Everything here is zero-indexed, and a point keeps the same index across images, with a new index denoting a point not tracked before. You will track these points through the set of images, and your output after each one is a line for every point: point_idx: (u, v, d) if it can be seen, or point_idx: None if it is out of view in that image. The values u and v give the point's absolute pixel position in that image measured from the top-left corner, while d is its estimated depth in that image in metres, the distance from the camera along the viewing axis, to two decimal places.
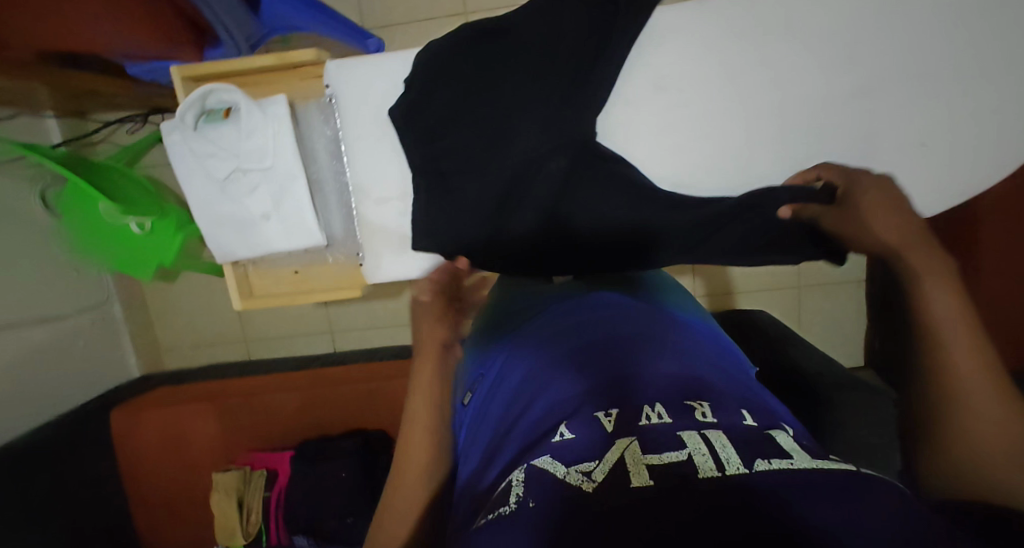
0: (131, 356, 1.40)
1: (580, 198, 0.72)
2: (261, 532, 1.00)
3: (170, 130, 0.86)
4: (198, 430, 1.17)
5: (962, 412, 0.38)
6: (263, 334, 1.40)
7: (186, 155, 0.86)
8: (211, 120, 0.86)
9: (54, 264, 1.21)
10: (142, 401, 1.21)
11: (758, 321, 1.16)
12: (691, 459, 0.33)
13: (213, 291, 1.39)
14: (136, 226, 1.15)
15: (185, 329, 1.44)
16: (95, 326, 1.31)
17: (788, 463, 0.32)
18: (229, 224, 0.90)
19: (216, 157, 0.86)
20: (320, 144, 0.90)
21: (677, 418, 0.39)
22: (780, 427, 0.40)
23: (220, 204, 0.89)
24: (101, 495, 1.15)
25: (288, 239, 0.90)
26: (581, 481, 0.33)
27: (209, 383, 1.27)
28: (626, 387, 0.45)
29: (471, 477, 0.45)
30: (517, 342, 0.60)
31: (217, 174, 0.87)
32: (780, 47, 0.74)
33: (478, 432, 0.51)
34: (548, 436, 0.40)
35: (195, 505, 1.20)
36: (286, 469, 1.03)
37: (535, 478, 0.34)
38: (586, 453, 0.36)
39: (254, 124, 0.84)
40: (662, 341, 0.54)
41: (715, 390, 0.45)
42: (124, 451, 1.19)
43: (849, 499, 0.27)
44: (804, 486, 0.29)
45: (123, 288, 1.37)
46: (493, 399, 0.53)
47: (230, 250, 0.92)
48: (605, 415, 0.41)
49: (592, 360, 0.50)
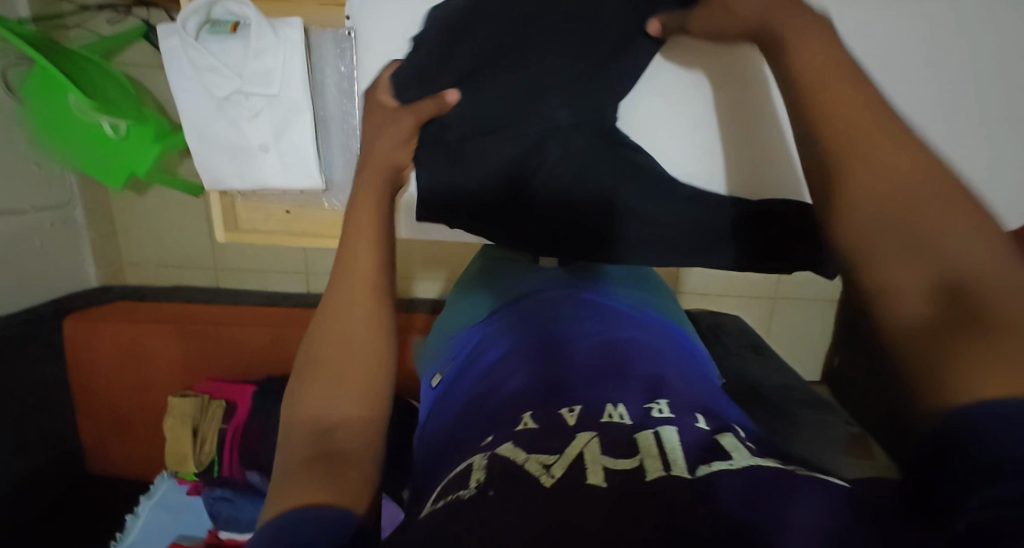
0: (90, 264, 1.33)
1: (589, 177, 0.71)
2: (213, 463, 0.98)
3: (168, 35, 0.82)
4: (156, 351, 1.13)
5: (881, 177, 0.33)
6: (235, 263, 1.35)
7: (185, 65, 0.83)
8: (216, 32, 0.82)
9: (13, 153, 1.12)
10: (99, 312, 1.16)
11: (731, 325, 1.19)
12: (641, 465, 0.33)
13: (185, 210, 1.32)
14: (109, 127, 1.06)
15: (151, 245, 1.37)
16: (54, 226, 1.23)
17: (727, 464, 0.32)
18: (225, 149, 0.87)
19: (217, 73, 0.83)
20: (328, 80, 0.84)
21: (637, 418, 0.40)
22: (730, 429, 0.39)
23: (218, 124, 0.86)
24: (47, 401, 1.11)
25: (284, 176, 0.86)
26: (540, 473, 0.33)
27: (172, 304, 1.22)
28: (595, 384, 0.45)
29: (434, 453, 0.46)
30: (491, 331, 0.61)
31: (217, 92, 0.84)
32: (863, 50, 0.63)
33: (446, 407, 0.52)
34: (512, 424, 0.40)
35: (147, 426, 1.18)
36: (247, 403, 1.01)
37: (496, 465, 0.34)
38: (547, 444, 0.36)
39: (265, 44, 0.79)
40: (634, 343, 0.54)
41: (677, 391, 0.45)
42: (75, 362, 1.15)
43: (779, 501, 0.28)
44: (749, 489, 0.29)
45: (88, 192, 1.28)
46: (466, 379, 0.54)
47: (219, 176, 0.88)
48: (567, 411, 0.41)
49: (560, 355, 0.51)
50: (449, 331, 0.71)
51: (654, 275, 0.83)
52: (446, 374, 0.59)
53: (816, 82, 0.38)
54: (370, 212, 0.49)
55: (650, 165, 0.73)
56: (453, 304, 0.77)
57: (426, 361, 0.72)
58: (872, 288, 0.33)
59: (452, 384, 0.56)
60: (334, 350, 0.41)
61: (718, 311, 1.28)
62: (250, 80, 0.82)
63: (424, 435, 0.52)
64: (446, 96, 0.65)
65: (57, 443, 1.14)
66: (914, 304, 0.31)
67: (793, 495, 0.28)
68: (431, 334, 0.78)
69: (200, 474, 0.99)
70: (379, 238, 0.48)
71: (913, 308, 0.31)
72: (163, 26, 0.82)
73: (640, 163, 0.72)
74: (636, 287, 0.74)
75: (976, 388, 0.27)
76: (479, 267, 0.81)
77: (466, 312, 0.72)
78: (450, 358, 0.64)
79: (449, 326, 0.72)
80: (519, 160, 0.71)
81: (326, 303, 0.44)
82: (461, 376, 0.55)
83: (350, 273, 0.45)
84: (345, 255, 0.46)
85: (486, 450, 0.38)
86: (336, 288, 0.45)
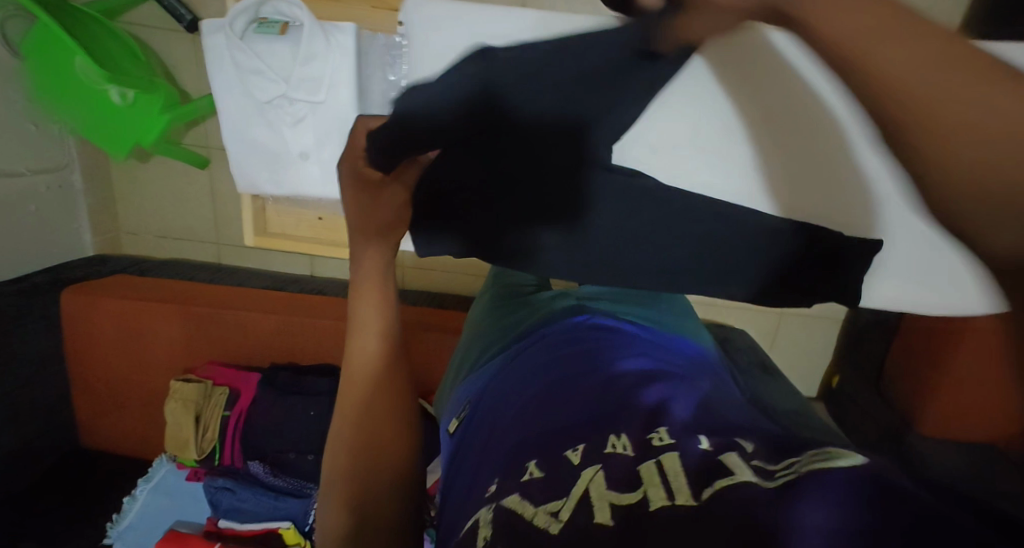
0: (87, 233, 1.28)
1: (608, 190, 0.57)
2: (215, 450, 0.98)
3: (213, 31, 0.78)
4: (157, 330, 1.10)
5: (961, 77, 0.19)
6: (239, 242, 1.31)
7: (226, 64, 0.79)
8: (263, 32, 0.78)
9: (11, 113, 1.06)
10: (98, 285, 1.12)
11: (739, 342, 1.20)
12: (646, 496, 0.31)
13: (189, 183, 1.27)
14: (117, 96, 1.01)
15: (152, 215, 1.32)
16: (51, 191, 1.18)
17: (729, 480, 0.31)
18: (261, 153, 0.83)
19: (262, 76, 0.78)
20: (372, 86, 0.82)
21: (639, 449, 0.39)
22: (737, 445, 0.37)
23: (257, 124, 0.82)
24: (42, 373, 1.09)
25: (320, 185, 0.84)
26: (549, 522, 0.31)
27: (173, 282, 1.19)
28: (604, 422, 0.44)
29: (452, 505, 0.45)
30: (499, 375, 0.62)
31: (259, 95, 0.79)
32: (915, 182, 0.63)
33: (465, 455, 0.51)
34: (517, 474, 0.39)
35: (147, 405, 1.16)
36: (251, 392, 0.99)
37: (502, 521, 0.33)
38: (555, 490, 0.35)
39: (315, 49, 0.77)
40: (643, 374, 0.54)
41: (680, 416, 0.43)
42: (73, 338, 1.12)
43: (776, 511, 0.26)
44: (751, 504, 0.27)
45: (88, 157, 1.23)
46: (483, 424, 0.53)
47: (254, 182, 0.86)
48: (572, 449, 0.40)
49: (563, 393, 0.51)
50: (464, 374, 0.73)
51: (676, 303, 0.85)
52: (462, 422, 0.59)
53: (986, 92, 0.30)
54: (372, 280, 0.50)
55: (674, 193, 0.60)
56: (471, 345, 0.79)
57: (443, 405, 0.73)
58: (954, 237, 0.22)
59: (471, 428, 0.56)
60: (356, 431, 0.45)
61: (727, 324, 1.27)
62: (296, 86, 0.78)
63: (443, 476, 0.52)
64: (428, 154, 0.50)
65: (51, 415, 1.12)
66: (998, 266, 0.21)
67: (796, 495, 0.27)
68: (450, 375, 0.80)
69: (201, 461, 0.98)
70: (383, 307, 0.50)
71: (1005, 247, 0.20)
72: (209, 22, 0.78)
73: (658, 194, 0.59)
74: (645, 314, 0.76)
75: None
76: (495, 308, 0.83)
77: (481, 353, 0.73)
78: (463, 400, 0.65)
79: (467, 368, 0.73)
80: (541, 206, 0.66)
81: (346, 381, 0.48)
82: (479, 420, 0.55)
83: (362, 349, 0.49)
84: (354, 329, 0.49)
85: (491, 499, 0.37)
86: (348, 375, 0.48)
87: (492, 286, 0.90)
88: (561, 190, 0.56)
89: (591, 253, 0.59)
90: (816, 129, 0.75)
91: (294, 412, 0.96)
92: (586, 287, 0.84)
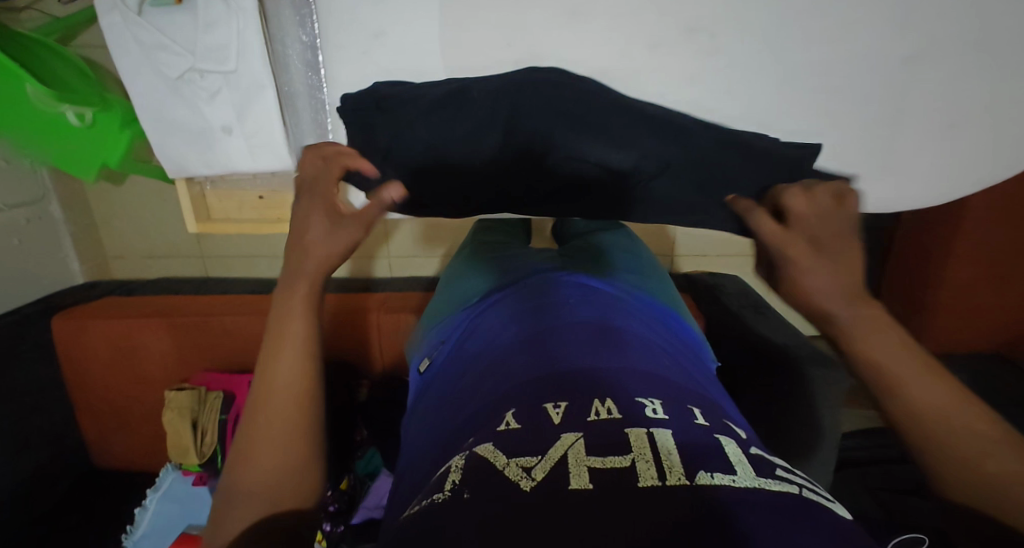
0: (74, 260, 1.29)
1: (545, 105, 0.57)
2: (215, 453, 0.98)
3: (107, 8, 0.60)
4: (149, 345, 1.11)
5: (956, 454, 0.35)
6: (222, 251, 1.32)
7: (131, 48, 0.61)
8: (158, 2, 0.59)
9: None
10: (85, 308, 1.12)
11: (727, 286, 1.18)
12: (634, 466, 0.33)
13: (165, 199, 1.27)
14: (74, 117, 0.98)
15: (135, 235, 1.33)
16: (32, 224, 1.18)
17: (730, 480, 0.32)
18: (184, 135, 0.66)
19: (169, 51, 0.61)
20: (291, 54, 0.60)
21: (628, 413, 0.39)
22: (730, 431, 0.39)
23: (177, 107, 0.64)
24: (45, 401, 1.10)
25: (252, 161, 0.66)
26: (521, 477, 0.34)
27: (160, 297, 1.19)
28: (583, 379, 0.45)
29: (420, 459, 0.47)
30: (479, 323, 0.63)
31: (170, 73, 0.62)
32: (925, 76, 0.55)
33: (441, 406, 0.52)
34: (494, 424, 0.41)
35: (150, 420, 1.18)
36: (245, 392, 0.99)
37: (473, 467, 0.36)
38: (532, 446, 0.37)
39: (216, 13, 0.58)
40: (628, 333, 0.54)
41: (671, 389, 0.44)
42: (68, 363, 1.13)
43: (780, 528, 0.28)
44: (747, 511, 0.29)
45: (64, 185, 1.23)
46: (464, 375, 0.54)
47: (185, 162, 0.68)
48: (553, 407, 0.41)
49: (546, 345, 0.51)
50: (438, 318, 0.74)
51: (650, 258, 0.86)
52: (439, 371, 0.60)
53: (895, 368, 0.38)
54: (342, 239, 0.47)
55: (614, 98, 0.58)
56: (446, 291, 0.80)
57: (420, 340, 0.75)
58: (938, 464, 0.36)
59: (452, 376, 0.56)
60: (279, 389, 0.43)
61: (716, 271, 1.24)
62: (205, 57, 0.60)
63: (417, 416, 0.55)
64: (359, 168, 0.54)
65: (59, 441, 1.14)
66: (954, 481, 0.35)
67: (792, 524, 0.28)
68: (424, 319, 0.81)
69: (204, 465, 0.98)
70: (323, 275, 0.47)
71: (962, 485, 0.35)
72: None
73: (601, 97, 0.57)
74: (627, 274, 0.75)
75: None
76: (476, 256, 0.83)
77: (457, 300, 0.74)
78: (438, 343, 0.67)
79: (442, 310, 0.75)
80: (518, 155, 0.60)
81: (273, 317, 0.46)
82: (459, 371, 0.55)
83: (288, 307, 0.46)
84: (290, 276, 0.47)
85: (467, 449, 0.40)
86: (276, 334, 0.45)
87: (473, 238, 0.90)
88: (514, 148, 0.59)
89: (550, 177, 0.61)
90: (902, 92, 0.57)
91: None
92: (573, 246, 0.84)
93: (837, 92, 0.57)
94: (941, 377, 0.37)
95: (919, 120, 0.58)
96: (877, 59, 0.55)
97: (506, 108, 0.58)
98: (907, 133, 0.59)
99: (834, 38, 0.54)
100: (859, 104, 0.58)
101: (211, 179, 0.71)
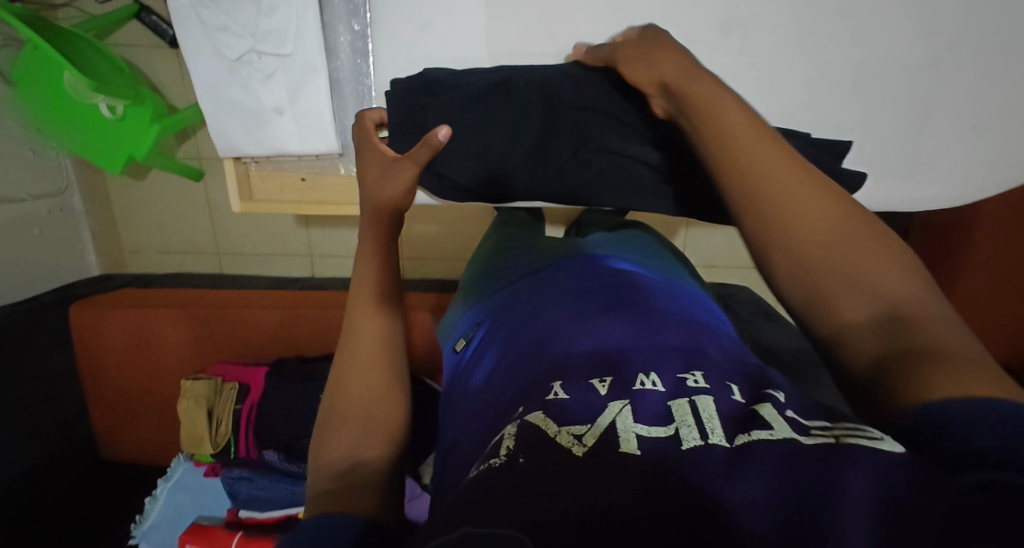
0: (90, 253, 1.30)
1: (576, 103, 0.60)
2: (229, 444, 0.98)
3: None
4: (166, 335, 1.12)
5: (832, 249, 0.36)
6: (238, 250, 1.32)
7: (194, 28, 0.65)
8: None
9: (9, 139, 1.07)
10: (103, 298, 1.13)
11: (741, 295, 1.17)
12: (677, 434, 0.33)
13: (185, 197, 1.28)
14: (106, 109, 1.00)
15: (152, 232, 1.33)
16: (53, 216, 1.19)
17: (767, 433, 0.32)
18: (234, 113, 0.69)
19: (229, 32, 0.65)
20: (340, 41, 0.67)
21: (671, 386, 0.40)
22: (772, 395, 0.39)
23: (230, 88, 0.68)
24: (58, 389, 1.10)
25: (300, 142, 0.70)
26: (572, 443, 0.33)
27: (180, 289, 1.20)
28: (628, 357, 0.45)
29: (464, 435, 0.47)
30: (515, 304, 0.63)
31: (227, 53, 0.66)
32: (946, 76, 0.64)
33: (484, 386, 0.52)
34: (543, 393, 0.41)
35: (164, 412, 1.18)
36: (260, 383, 1.00)
37: (526, 433, 0.35)
38: (581, 415, 0.37)
39: None
40: (668, 312, 0.54)
41: (715, 362, 0.44)
42: (84, 351, 1.13)
43: (827, 469, 0.28)
44: (783, 460, 0.29)
45: (85, 178, 1.24)
46: (506, 354, 0.54)
47: (233, 141, 0.70)
48: (599, 382, 0.41)
49: (589, 325, 0.51)
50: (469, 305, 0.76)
51: (669, 244, 0.88)
52: (479, 353, 0.60)
53: (777, 186, 0.38)
54: (401, 180, 0.52)
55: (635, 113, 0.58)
56: (475, 278, 0.82)
57: (451, 327, 0.76)
58: (828, 282, 0.36)
59: (493, 356, 0.56)
60: (356, 356, 0.47)
61: (728, 282, 1.25)
62: (264, 39, 0.65)
63: (457, 403, 0.55)
64: (436, 134, 0.52)
65: (68, 431, 1.14)
66: (861, 333, 0.34)
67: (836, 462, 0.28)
68: (453, 305, 0.82)
69: (216, 455, 0.99)
70: (391, 215, 0.52)
71: (857, 310, 0.35)
72: None
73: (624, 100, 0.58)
74: (644, 259, 0.75)
75: (937, 401, 0.30)
76: (497, 250, 0.84)
77: (488, 286, 0.75)
78: (473, 325, 0.68)
79: (473, 296, 0.76)
80: (551, 157, 0.61)
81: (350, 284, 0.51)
82: (501, 351, 0.56)
83: (361, 272, 0.51)
84: (361, 256, 0.52)
85: (518, 417, 0.39)
86: (354, 296, 0.50)
87: (498, 230, 0.91)
88: (553, 151, 0.61)
89: (566, 183, 0.61)
90: (926, 94, 0.64)
91: (304, 399, 0.96)
92: (593, 237, 0.85)
93: (862, 94, 0.65)
94: (825, 196, 0.38)
95: (944, 122, 0.65)
96: (899, 66, 0.63)
97: (541, 109, 0.61)
98: (931, 134, 0.66)
99: (842, 47, 0.63)
100: (888, 106, 0.65)
101: (257, 159, 0.73)
